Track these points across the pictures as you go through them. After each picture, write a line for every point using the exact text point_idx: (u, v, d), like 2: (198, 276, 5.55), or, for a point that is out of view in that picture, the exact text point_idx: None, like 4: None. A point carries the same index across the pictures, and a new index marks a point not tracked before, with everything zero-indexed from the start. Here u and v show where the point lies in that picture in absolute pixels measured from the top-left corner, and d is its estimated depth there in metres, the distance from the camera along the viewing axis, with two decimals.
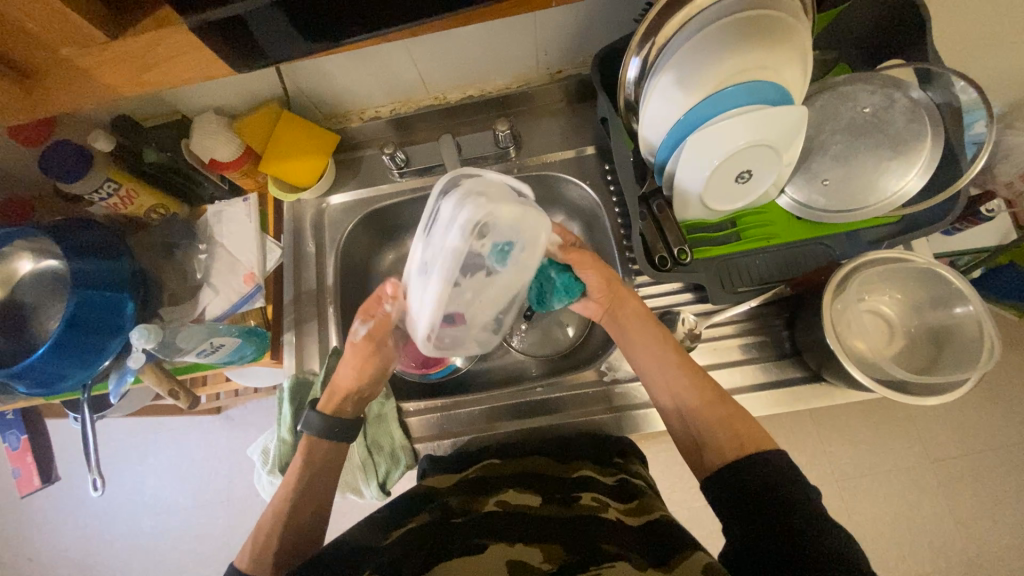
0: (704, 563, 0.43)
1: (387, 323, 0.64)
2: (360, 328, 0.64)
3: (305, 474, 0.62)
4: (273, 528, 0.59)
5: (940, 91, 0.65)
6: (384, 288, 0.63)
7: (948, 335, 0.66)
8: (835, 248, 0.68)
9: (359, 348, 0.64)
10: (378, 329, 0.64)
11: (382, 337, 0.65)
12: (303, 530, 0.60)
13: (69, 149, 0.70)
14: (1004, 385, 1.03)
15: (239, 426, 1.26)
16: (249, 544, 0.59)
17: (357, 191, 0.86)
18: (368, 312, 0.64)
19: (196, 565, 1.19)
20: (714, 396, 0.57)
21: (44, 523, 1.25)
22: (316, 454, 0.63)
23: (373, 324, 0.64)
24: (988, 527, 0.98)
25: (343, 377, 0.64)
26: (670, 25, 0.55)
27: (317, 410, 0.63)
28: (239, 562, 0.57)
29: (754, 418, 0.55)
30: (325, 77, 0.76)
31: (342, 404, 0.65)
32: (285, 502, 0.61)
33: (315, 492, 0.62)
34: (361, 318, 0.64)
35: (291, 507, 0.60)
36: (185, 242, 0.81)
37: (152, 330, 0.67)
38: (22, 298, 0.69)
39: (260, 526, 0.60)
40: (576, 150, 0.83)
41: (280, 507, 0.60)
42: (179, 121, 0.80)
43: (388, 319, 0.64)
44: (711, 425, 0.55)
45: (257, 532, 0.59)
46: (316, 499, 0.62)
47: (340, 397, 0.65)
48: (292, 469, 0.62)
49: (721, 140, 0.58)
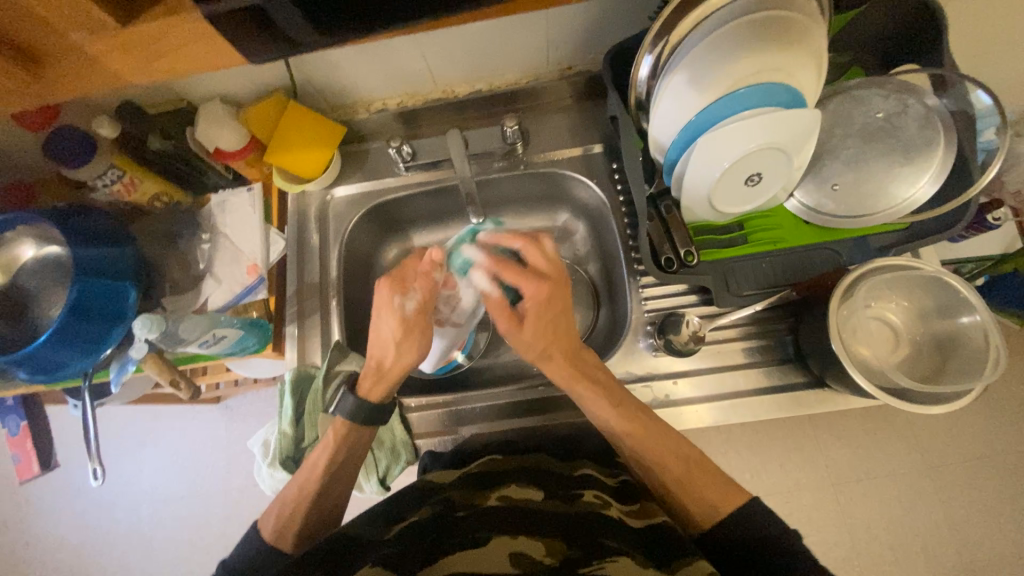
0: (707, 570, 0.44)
1: (432, 291, 0.63)
2: (408, 301, 0.61)
3: (338, 458, 0.62)
4: (297, 505, 0.60)
5: (955, 99, 0.65)
6: (429, 253, 0.64)
7: (953, 345, 0.66)
8: (842, 254, 0.68)
9: (411, 321, 0.61)
10: (427, 301, 0.63)
11: (430, 312, 0.63)
12: (325, 507, 0.62)
13: (72, 134, 0.70)
14: (1005, 394, 1.03)
15: (238, 416, 1.27)
16: (272, 511, 0.61)
17: (362, 184, 0.85)
18: (403, 282, 0.62)
19: (193, 552, 1.19)
20: (690, 468, 0.57)
21: (41, 508, 1.26)
22: (348, 434, 0.62)
23: (422, 295, 0.62)
24: (983, 534, 0.98)
25: (399, 359, 0.62)
26: (684, 24, 0.55)
27: (351, 394, 0.62)
28: (262, 528, 0.61)
29: (696, 445, 0.59)
30: (334, 68, 0.75)
31: (381, 389, 0.63)
32: (311, 479, 0.61)
33: (344, 472, 0.62)
34: (399, 289, 0.61)
35: (319, 485, 0.61)
36: (189, 231, 0.81)
37: (156, 321, 0.66)
38: (24, 284, 0.69)
39: (284, 497, 0.62)
40: (583, 148, 0.82)
41: (307, 484, 0.61)
42: (182, 109, 0.78)
43: (433, 287, 0.63)
44: (639, 454, 0.58)
45: (282, 505, 0.61)
46: (343, 480, 0.63)
47: (394, 378, 0.63)
48: (321, 453, 0.62)
49: (732, 142, 0.57)
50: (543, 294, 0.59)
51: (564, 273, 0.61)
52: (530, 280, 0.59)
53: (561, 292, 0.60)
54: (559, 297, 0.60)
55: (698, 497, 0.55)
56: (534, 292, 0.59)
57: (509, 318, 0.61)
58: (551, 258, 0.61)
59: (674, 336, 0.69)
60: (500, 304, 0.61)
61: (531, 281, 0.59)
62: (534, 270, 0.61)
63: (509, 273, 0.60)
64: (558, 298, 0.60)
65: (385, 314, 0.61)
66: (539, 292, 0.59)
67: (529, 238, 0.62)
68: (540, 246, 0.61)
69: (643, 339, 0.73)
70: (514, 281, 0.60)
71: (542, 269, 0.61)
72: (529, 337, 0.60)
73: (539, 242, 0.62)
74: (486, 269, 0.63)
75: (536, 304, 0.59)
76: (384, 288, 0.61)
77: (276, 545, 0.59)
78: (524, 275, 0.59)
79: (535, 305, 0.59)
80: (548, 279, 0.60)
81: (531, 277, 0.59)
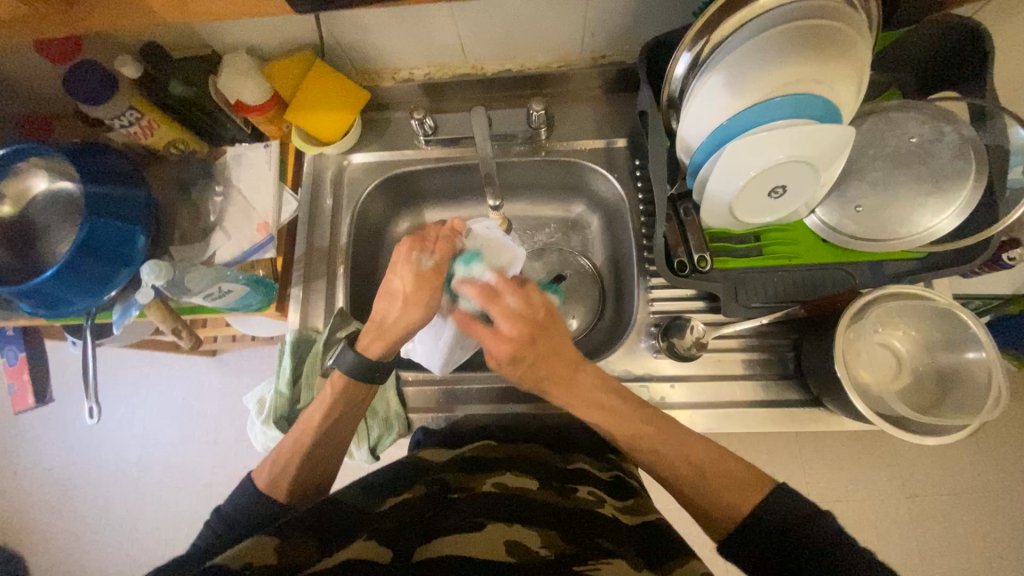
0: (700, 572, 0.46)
1: (450, 253, 0.64)
2: (425, 258, 0.62)
3: (334, 413, 0.62)
4: (291, 459, 0.61)
5: (991, 134, 0.63)
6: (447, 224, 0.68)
7: (954, 379, 0.66)
8: (856, 276, 0.66)
9: (424, 279, 0.62)
10: (444, 260, 0.63)
11: (444, 275, 0.63)
12: (316, 471, 0.62)
13: (92, 71, 0.68)
14: (993, 434, 1.03)
15: (233, 371, 1.28)
16: (268, 461, 0.62)
17: (380, 153, 0.83)
18: (425, 243, 0.63)
19: (176, 498, 1.21)
20: (701, 474, 0.55)
21: (32, 439, 1.28)
22: (347, 392, 0.62)
23: (440, 254, 0.63)
24: (952, 566, 1.00)
25: (399, 320, 0.61)
26: (729, 22, 0.53)
27: (352, 349, 0.62)
28: (257, 475, 0.61)
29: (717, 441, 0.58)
30: (363, 30, 0.73)
31: (383, 347, 0.62)
32: (309, 430, 0.62)
33: (338, 432, 0.62)
34: (420, 248, 0.63)
35: (313, 440, 0.61)
36: (203, 181, 0.80)
37: (162, 267, 0.67)
38: (35, 218, 0.69)
39: (281, 448, 0.62)
40: (606, 140, 0.81)
41: (303, 435, 0.62)
42: (207, 56, 0.77)
43: (450, 249, 0.64)
44: (665, 454, 0.57)
45: (277, 456, 0.62)
46: (337, 439, 0.63)
47: (394, 337, 0.62)
48: (314, 413, 0.62)
49: (761, 151, 0.56)
50: (508, 335, 0.56)
51: (528, 326, 0.56)
52: (492, 342, 0.56)
53: (530, 346, 0.56)
54: (526, 351, 0.56)
55: (719, 501, 0.54)
56: (500, 353, 0.56)
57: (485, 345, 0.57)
58: (514, 313, 0.56)
59: (677, 339, 0.69)
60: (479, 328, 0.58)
61: (492, 342, 0.56)
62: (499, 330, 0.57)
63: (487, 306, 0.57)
64: (530, 343, 0.56)
65: (400, 269, 0.62)
66: (503, 351, 0.56)
67: (485, 295, 0.58)
68: (501, 303, 0.57)
69: (645, 339, 0.73)
70: (481, 339, 0.57)
71: (509, 330, 0.56)
72: (512, 369, 0.57)
73: (499, 298, 0.57)
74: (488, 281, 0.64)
75: (504, 360, 0.56)
76: (405, 246, 0.63)
77: (270, 495, 0.59)
78: (487, 338, 0.56)
79: (514, 356, 0.56)
80: (515, 339, 0.55)
81: (495, 339, 0.56)
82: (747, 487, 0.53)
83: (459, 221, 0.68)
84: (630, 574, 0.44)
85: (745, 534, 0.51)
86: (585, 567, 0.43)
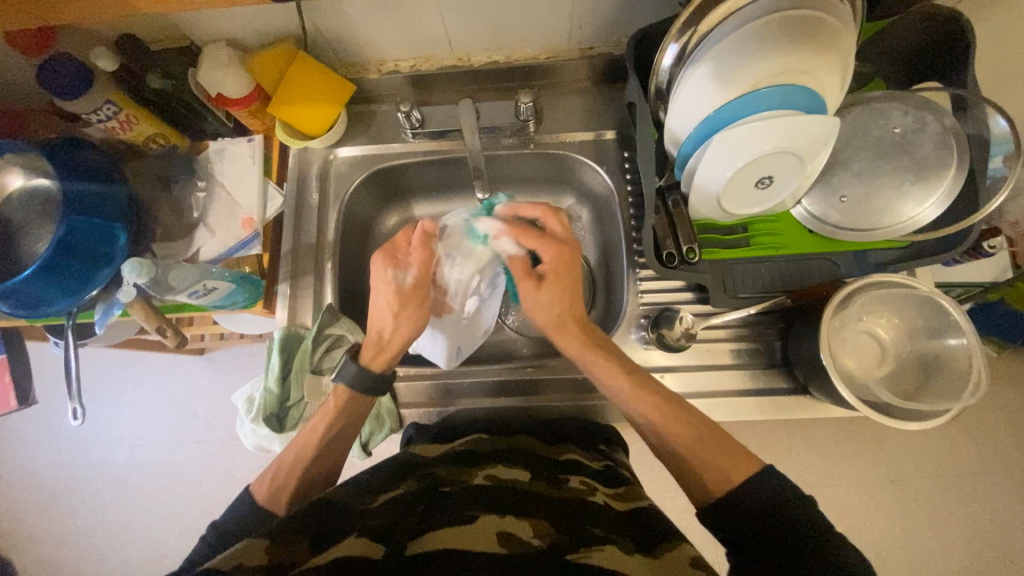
0: (691, 556, 0.46)
1: (428, 262, 0.66)
2: (406, 276, 0.64)
3: (337, 425, 0.62)
4: (294, 470, 0.60)
5: (972, 123, 0.64)
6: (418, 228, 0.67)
7: (936, 365, 0.67)
8: (841, 265, 0.68)
9: (407, 295, 0.65)
10: (420, 275, 0.65)
11: (427, 285, 0.66)
12: (318, 477, 0.62)
13: (65, 63, 0.66)
14: (973, 419, 1.06)
15: (222, 370, 1.27)
16: (268, 474, 0.61)
17: (367, 147, 0.82)
18: (399, 258, 0.65)
19: (166, 498, 1.19)
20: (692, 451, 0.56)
21: (16, 442, 1.25)
22: (348, 402, 0.63)
23: (416, 269, 0.65)
24: (933, 546, 1.03)
25: (396, 333, 0.64)
26: (713, 14, 0.54)
27: (353, 360, 0.63)
28: (256, 488, 0.60)
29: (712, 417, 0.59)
30: (346, 21, 0.72)
31: (385, 359, 0.64)
32: (310, 442, 0.61)
33: (339, 442, 0.62)
34: (396, 265, 0.64)
35: (317, 450, 0.61)
36: (185, 177, 0.78)
37: (145, 265, 0.65)
38: (10, 215, 0.67)
39: (283, 459, 0.61)
40: (595, 132, 0.81)
41: (305, 448, 0.61)
42: (186, 48, 0.75)
43: (429, 257, 0.66)
44: (660, 440, 0.59)
45: (278, 467, 0.61)
46: (339, 449, 0.63)
47: (395, 349, 0.64)
48: (317, 422, 0.62)
49: (749, 141, 0.56)
50: (551, 260, 0.63)
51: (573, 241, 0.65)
52: (544, 244, 0.63)
53: (573, 256, 0.64)
54: (571, 259, 0.64)
55: (712, 477, 0.54)
56: (552, 256, 0.63)
57: (526, 278, 0.64)
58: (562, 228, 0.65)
59: (666, 331, 0.70)
60: (522, 265, 0.65)
61: (549, 246, 0.63)
62: (550, 234, 0.64)
63: (530, 238, 0.64)
64: (564, 270, 0.63)
65: (381, 287, 0.64)
66: (551, 257, 0.63)
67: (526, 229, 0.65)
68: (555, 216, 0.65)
69: (635, 330, 0.73)
70: (533, 244, 0.64)
71: (560, 235, 0.64)
72: (546, 299, 0.63)
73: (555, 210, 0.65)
74: (506, 234, 0.67)
75: (552, 267, 0.63)
76: (379, 263, 0.64)
77: (271, 508, 0.58)
78: (544, 239, 0.63)
79: (556, 267, 0.63)
80: (564, 244, 0.64)
81: (550, 242, 0.63)
82: (733, 474, 0.54)
83: (430, 222, 0.67)
84: (623, 561, 0.44)
85: (729, 513, 0.52)
86: (578, 555, 0.44)
